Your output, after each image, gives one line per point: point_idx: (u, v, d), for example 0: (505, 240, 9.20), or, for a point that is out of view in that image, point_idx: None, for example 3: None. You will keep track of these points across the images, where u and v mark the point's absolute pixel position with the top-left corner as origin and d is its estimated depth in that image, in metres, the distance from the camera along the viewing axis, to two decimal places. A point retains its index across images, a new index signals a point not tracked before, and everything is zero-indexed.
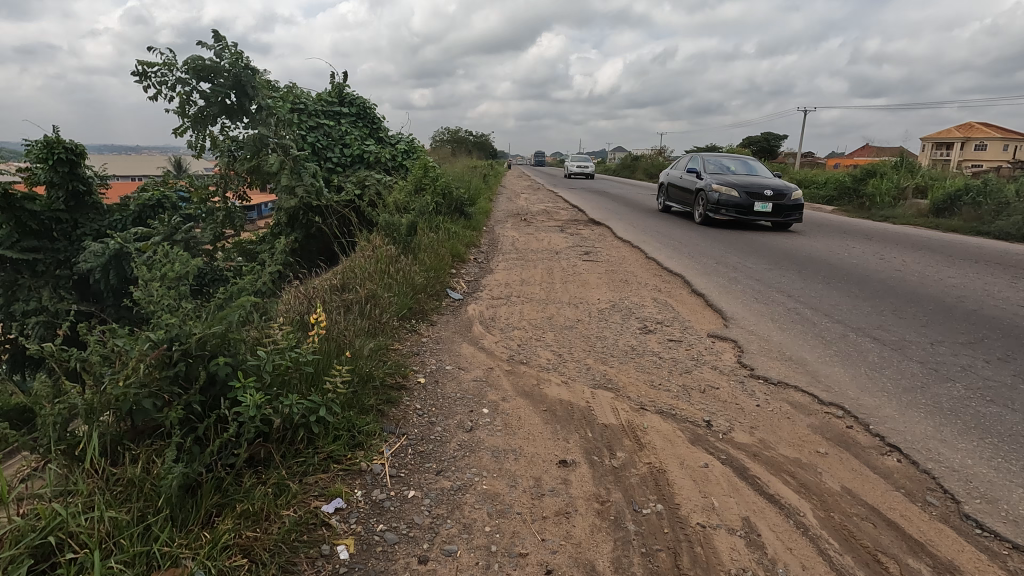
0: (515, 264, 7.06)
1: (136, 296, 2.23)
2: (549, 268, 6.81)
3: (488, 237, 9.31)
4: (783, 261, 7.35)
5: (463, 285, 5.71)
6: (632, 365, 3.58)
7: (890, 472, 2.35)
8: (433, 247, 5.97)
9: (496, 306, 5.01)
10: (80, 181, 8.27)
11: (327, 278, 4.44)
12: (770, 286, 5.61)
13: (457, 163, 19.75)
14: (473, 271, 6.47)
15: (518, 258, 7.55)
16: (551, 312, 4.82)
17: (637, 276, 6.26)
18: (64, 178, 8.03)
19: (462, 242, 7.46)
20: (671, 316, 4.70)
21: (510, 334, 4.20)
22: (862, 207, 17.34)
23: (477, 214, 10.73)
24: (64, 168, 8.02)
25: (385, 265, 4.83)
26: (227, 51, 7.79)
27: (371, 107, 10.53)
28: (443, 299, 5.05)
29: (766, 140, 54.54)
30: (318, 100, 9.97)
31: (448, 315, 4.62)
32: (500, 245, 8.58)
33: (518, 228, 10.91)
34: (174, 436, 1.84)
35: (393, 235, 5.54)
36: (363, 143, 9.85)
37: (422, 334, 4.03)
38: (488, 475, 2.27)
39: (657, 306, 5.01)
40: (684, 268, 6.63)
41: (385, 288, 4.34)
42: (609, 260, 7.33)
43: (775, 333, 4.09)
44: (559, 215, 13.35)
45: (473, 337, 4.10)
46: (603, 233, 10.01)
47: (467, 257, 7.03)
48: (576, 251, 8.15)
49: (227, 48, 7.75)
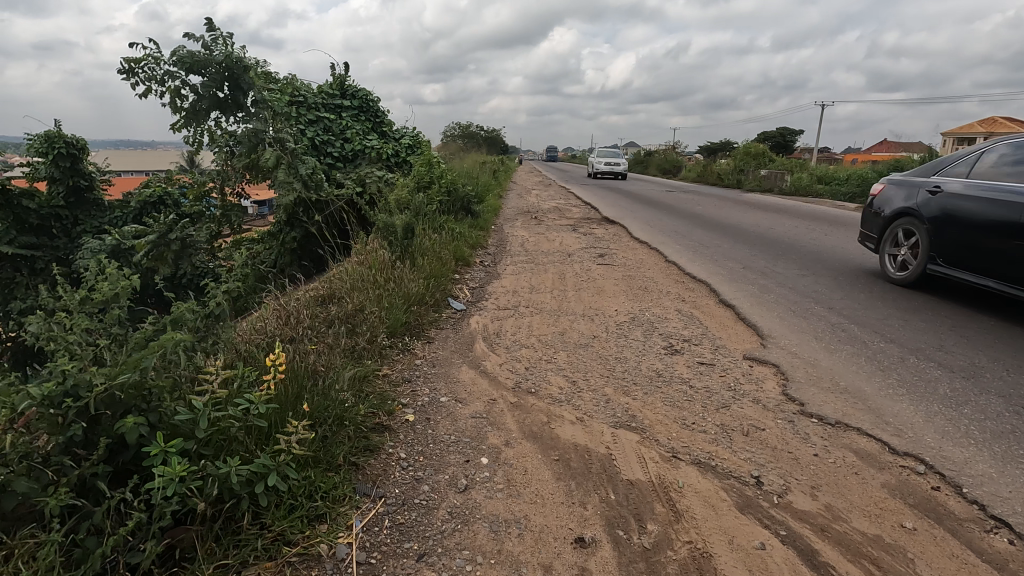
0: (524, 268, 6.55)
1: (40, 330, 1.77)
2: (560, 273, 6.31)
3: (496, 237, 8.81)
4: (816, 265, 6.76)
5: (466, 292, 5.23)
6: (658, 396, 3.06)
7: (1005, 561, 1.83)
8: (435, 251, 5.48)
9: (502, 319, 4.52)
10: (81, 177, 8.71)
11: (313, 289, 3.98)
12: (807, 297, 5.06)
13: (466, 159, 19.28)
14: (478, 276, 5.98)
15: (527, 260, 7.06)
16: (564, 326, 4.31)
17: (658, 282, 5.74)
18: (64, 173, 8.50)
19: (467, 244, 6.97)
20: (699, 332, 4.18)
21: (516, 353, 3.70)
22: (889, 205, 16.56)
23: (485, 212, 10.22)
24: (66, 163, 8.51)
25: (380, 272, 4.36)
26: (219, 42, 7.37)
27: (374, 100, 10.03)
28: (443, 310, 4.56)
29: (783, 134, 53.22)
30: (319, 93, 9.50)
31: (447, 330, 4.13)
32: (509, 246, 8.09)
33: (528, 227, 10.40)
34: (55, 531, 1.38)
35: (390, 238, 5.06)
36: (364, 138, 9.36)
37: (416, 354, 3.54)
38: (484, 562, 1.77)
39: (682, 320, 4.49)
40: (708, 273, 6.08)
41: (377, 300, 3.86)
42: (625, 263, 6.82)
43: (823, 356, 3.55)
44: (571, 213, 12.82)
45: (474, 357, 3.61)
46: (618, 233, 9.48)
47: (472, 260, 6.56)
48: (590, 253, 7.64)
49: (218, 39, 7.32)
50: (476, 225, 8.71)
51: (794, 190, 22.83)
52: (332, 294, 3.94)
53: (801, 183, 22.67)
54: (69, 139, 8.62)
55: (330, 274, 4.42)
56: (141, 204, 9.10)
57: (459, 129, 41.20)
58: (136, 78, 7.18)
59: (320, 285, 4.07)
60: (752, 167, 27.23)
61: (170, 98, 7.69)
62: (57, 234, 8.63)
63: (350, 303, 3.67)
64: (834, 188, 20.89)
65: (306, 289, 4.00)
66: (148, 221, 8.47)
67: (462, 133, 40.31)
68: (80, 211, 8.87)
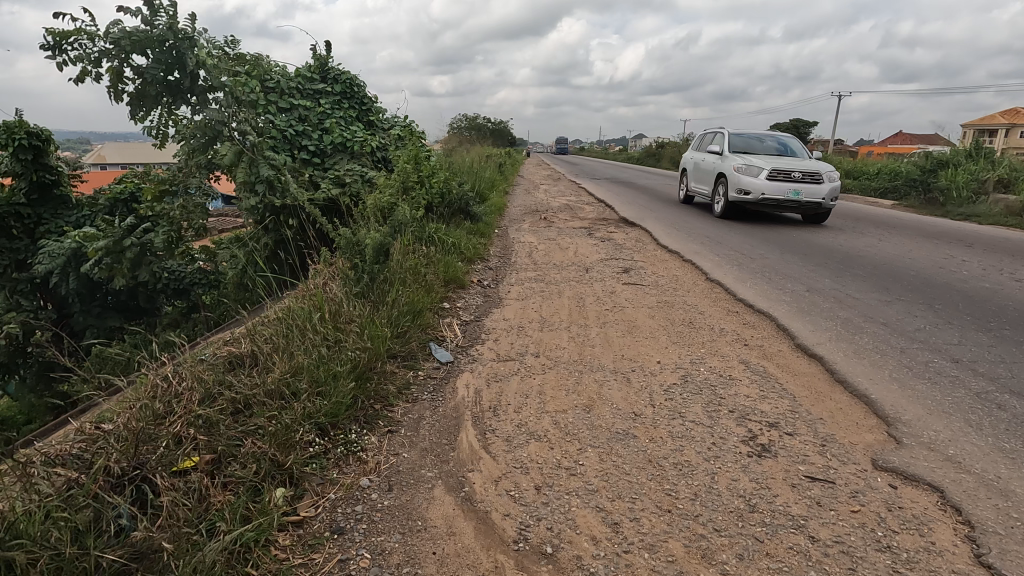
0: (531, 290, 5.26)
1: None
2: (578, 296, 5.09)
3: (499, 245, 7.54)
4: (895, 286, 5.45)
5: (455, 331, 4.00)
6: (767, 567, 1.80)
7: None
8: (415, 280, 4.20)
9: (503, 378, 3.25)
10: (46, 171, 7.87)
11: (228, 349, 2.75)
12: (914, 341, 3.77)
13: (470, 152, 18.03)
14: (473, 305, 4.69)
15: (536, 277, 5.85)
16: (588, 395, 3.04)
17: (704, 312, 4.52)
18: (27, 168, 7.65)
19: (461, 260, 5.73)
20: (786, 408, 2.87)
21: (521, 455, 2.43)
22: (932, 203, 15.08)
23: (487, 214, 8.98)
24: (27, 157, 7.67)
25: (328, 321, 3.07)
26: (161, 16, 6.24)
27: (359, 85, 8.72)
28: (421, 367, 3.32)
29: (795, 128, 51.62)
30: (296, 77, 8.21)
31: (423, 405, 2.87)
32: (513, 257, 6.84)
33: (536, 230, 9.13)
34: None
35: (353, 261, 3.76)
36: (346, 128, 8.08)
37: (364, 465, 2.29)
38: None
39: (754, 383, 3.19)
40: (766, 299, 4.82)
41: (317, 369, 2.61)
42: (656, 281, 5.58)
43: (1008, 470, 2.25)
44: (584, 212, 11.58)
45: (457, 465, 2.34)
46: (640, 239, 8.25)
47: (468, 280, 5.33)
48: (611, 266, 6.35)
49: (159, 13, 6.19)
50: (476, 233, 7.45)
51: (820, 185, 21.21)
52: (253, 355, 2.75)
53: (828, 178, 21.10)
54: (33, 128, 7.72)
55: (261, 318, 3.16)
56: (110, 202, 8.25)
57: (465, 121, 39.52)
58: (65, 57, 5.94)
59: (239, 341, 2.84)
60: None
61: (113, 83, 6.52)
62: (18, 234, 7.80)
63: (271, 375, 2.46)
64: (864, 183, 19.44)
65: (223, 345, 2.79)
66: (104, 223, 7.55)
67: (468, 125, 38.53)
68: (44, 208, 8.03)
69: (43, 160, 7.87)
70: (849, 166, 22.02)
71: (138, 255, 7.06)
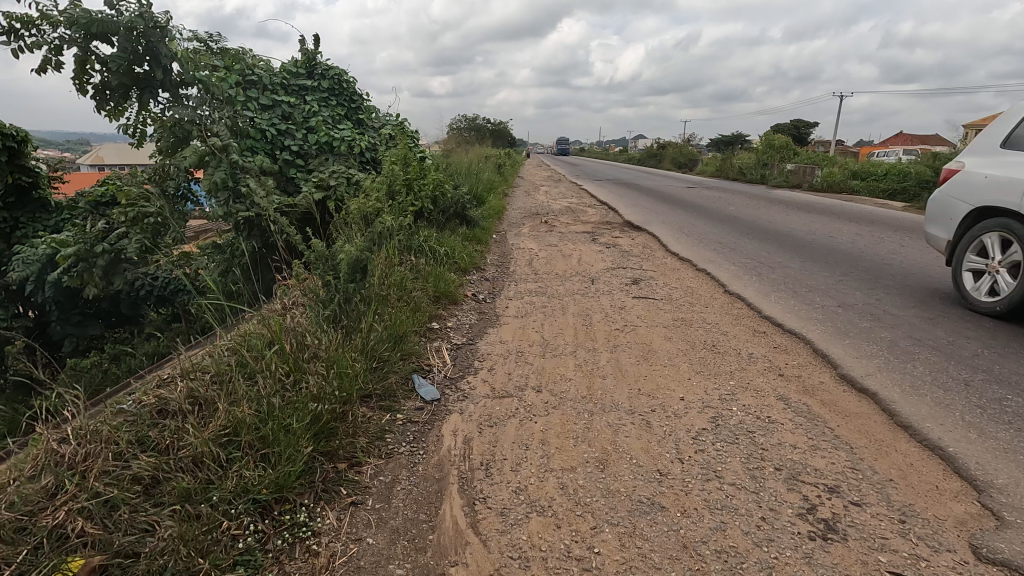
0: (531, 306, 4.73)
1: None
2: (585, 312, 4.58)
3: (496, 252, 7.02)
4: (935, 300, 4.92)
5: (444, 358, 3.48)
6: None
7: None
8: (397, 302, 3.67)
9: (498, 423, 2.71)
10: (23, 173, 7.46)
11: (158, 395, 2.23)
12: (976, 372, 3.24)
13: (470, 153, 17.51)
14: (466, 324, 4.15)
15: (537, 289, 5.34)
16: (600, 445, 2.51)
17: (730, 333, 4.01)
18: (2, 169, 7.23)
19: (453, 271, 5.20)
20: (845, 465, 2.35)
21: (519, 537, 1.91)
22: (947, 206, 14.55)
23: (484, 219, 8.46)
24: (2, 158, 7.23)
25: (285, 355, 2.54)
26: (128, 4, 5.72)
27: (349, 81, 8.18)
28: (402, 408, 2.80)
29: (797, 129, 51.21)
30: (281, 72, 7.68)
31: (399, 462, 2.34)
32: (512, 266, 6.32)
33: (537, 236, 8.62)
34: None
35: (325, 278, 3.21)
36: (333, 128, 7.56)
37: (313, 565, 1.78)
38: None
39: (800, 428, 2.66)
40: (796, 316, 4.30)
41: (262, 424, 2.09)
42: (670, 295, 5.07)
43: None
44: (587, 215, 11.06)
45: (435, 559, 1.81)
46: (647, 245, 7.75)
47: (461, 294, 4.82)
48: (619, 277, 5.82)
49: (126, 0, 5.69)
50: (471, 239, 6.93)
51: (826, 186, 20.70)
52: (189, 400, 2.24)
53: (835, 179, 20.56)
54: (10, 128, 7.28)
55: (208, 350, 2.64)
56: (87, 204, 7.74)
57: (465, 121, 38.99)
58: (21, 44, 5.43)
59: (174, 382, 2.31)
60: (777, 161, 25.15)
61: (77, 75, 6.01)
62: None
63: (200, 435, 1.94)
64: (873, 184, 18.93)
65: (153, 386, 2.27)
66: (77, 227, 7.03)
67: (468, 126, 38.01)
68: (21, 212, 7.55)
69: (20, 161, 7.44)
70: (856, 167, 21.50)
71: (111, 262, 6.45)
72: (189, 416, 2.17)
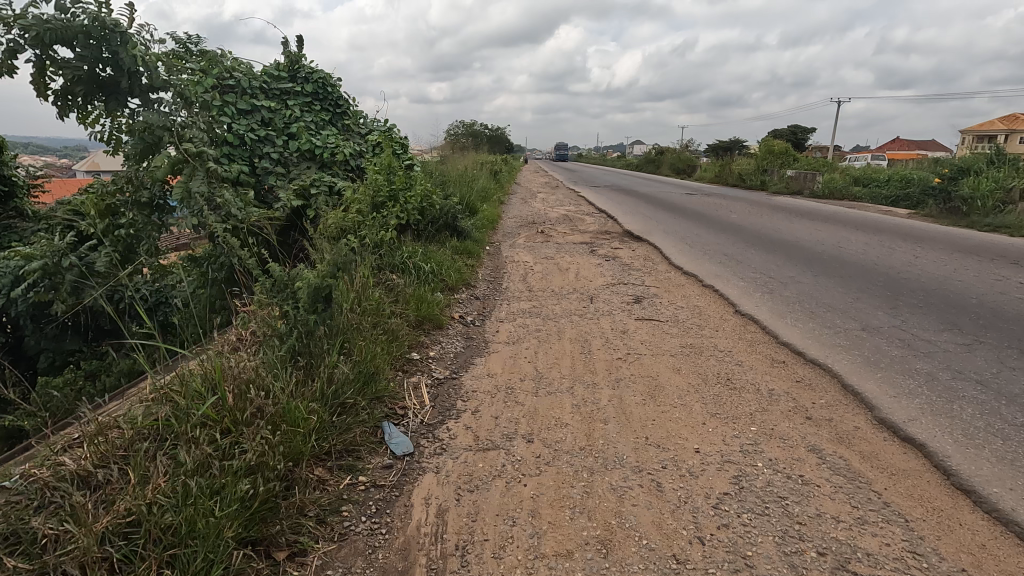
0: (524, 330, 4.31)
1: None
2: (583, 337, 4.15)
3: (489, 266, 6.60)
4: (965, 321, 4.51)
5: (421, 398, 3.04)
6: None
7: None
8: (369, 334, 3.24)
9: (481, 485, 2.28)
10: None
11: (60, 461, 1.84)
12: None
13: (465, 159, 17.14)
14: (451, 353, 3.72)
15: (531, 309, 4.92)
16: (602, 518, 2.08)
17: (746, 363, 3.59)
18: None
19: (439, 290, 4.79)
20: (903, 547, 1.93)
21: None
22: (954, 213, 14.18)
23: (476, 230, 8.04)
24: None
25: (225, 407, 2.11)
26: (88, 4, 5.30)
27: (334, 84, 7.76)
28: (366, 466, 2.37)
29: (794, 134, 51.07)
30: (261, 75, 7.26)
31: (355, 548, 1.91)
32: (506, 282, 5.90)
33: (532, 247, 8.21)
34: None
35: (283, 308, 2.78)
36: (316, 133, 7.14)
37: None
38: None
39: (840, 492, 2.24)
40: (817, 343, 3.88)
41: (177, 510, 1.68)
42: (676, 316, 4.65)
43: None
44: (586, 224, 10.67)
45: None
46: (649, 257, 7.34)
47: (447, 316, 4.40)
48: (620, 294, 5.40)
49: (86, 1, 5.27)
50: (462, 252, 6.52)
51: (827, 193, 20.39)
52: (100, 469, 1.85)
53: (836, 185, 20.24)
54: None
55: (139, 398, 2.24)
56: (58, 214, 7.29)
57: (462, 127, 38.72)
58: None
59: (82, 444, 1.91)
60: (777, 167, 24.84)
61: (36, 79, 5.56)
62: None
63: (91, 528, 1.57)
64: (876, 191, 18.58)
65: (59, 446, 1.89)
66: (44, 239, 6.54)
67: (466, 133, 37.76)
68: None
69: None
70: (857, 173, 21.19)
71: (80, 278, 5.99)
72: (95, 491, 1.78)
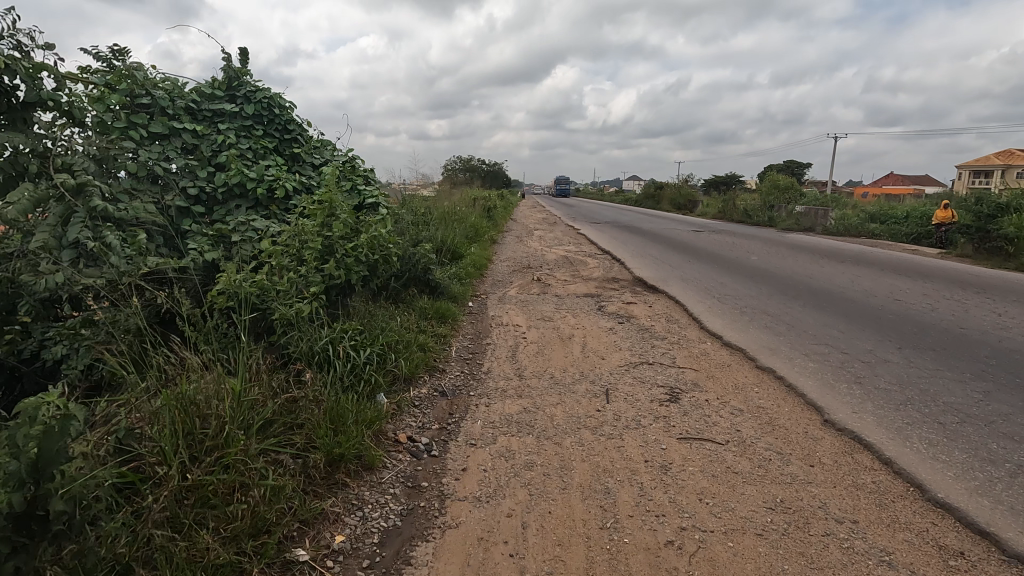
0: (509, 464, 2.72)
1: None
2: (604, 482, 2.56)
3: (468, 333, 5.05)
4: None
5: None
6: None
7: None
8: (186, 553, 1.71)
9: None
10: None
11: None
12: None
13: (456, 194, 15.67)
14: (372, 538, 2.13)
15: (522, 414, 3.32)
16: None
17: (902, 561, 2.01)
18: None
19: (379, 394, 3.21)
20: None
21: None
22: (997, 254, 12.71)
23: (456, 282, 6.50)
24: None
25: None
26: None
27: (283, 105, 6.34)
28: None
29: (792, 169, 50.50)
30: (189, 93, 5.83)
31: None
32: (487, 361, 4.32)
33: (525, 302, 6.65)
34: None
35: None
36: (253, 163, 5.65)
37: None
38: None
39: None
40: (996, 504, 2.32)
41: None
42: (738, 432, 3.08)
43: None
44: (588, 270, 9.12)
45: None
46: (672, 318, 5.79)
47: (385, 443, 2.81)
48: (646, 385, 3.84)
49: None
50: (432, 316, 4.98)
51: (843, 230, 19.02)
52: None
53: (852, 221, 18.91)
54: None
55: None
56: None
57: (459, 163, 37.98)
58: None
59: None
60: (785, 203, 23.60)
61: None
62: None
63: None
64: (896, 228, 17.22)
65: None
66: None
67: (460, 168, 36.79)
68: None
69: None
70: (873, 208, 19.88)
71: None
72: None
